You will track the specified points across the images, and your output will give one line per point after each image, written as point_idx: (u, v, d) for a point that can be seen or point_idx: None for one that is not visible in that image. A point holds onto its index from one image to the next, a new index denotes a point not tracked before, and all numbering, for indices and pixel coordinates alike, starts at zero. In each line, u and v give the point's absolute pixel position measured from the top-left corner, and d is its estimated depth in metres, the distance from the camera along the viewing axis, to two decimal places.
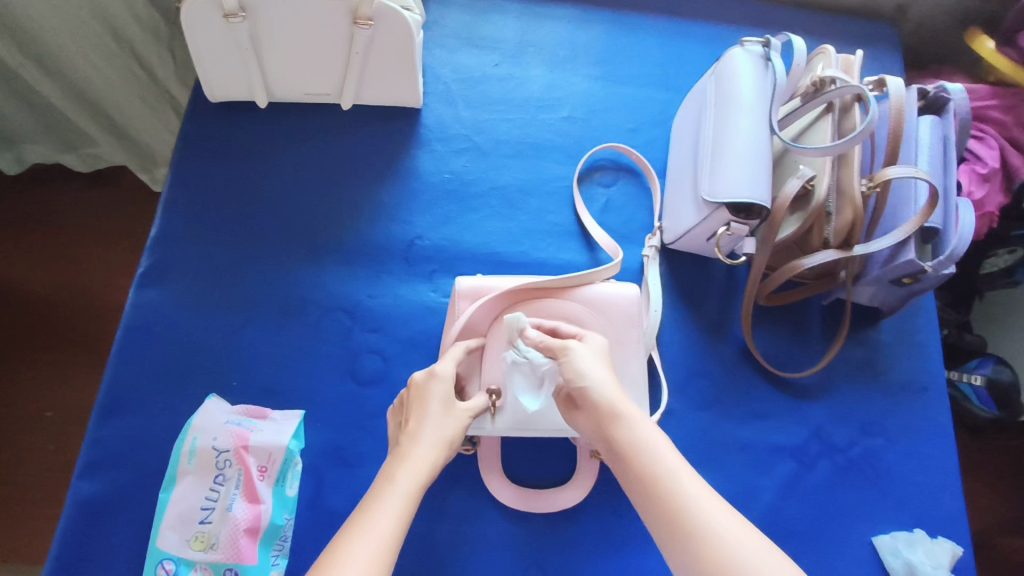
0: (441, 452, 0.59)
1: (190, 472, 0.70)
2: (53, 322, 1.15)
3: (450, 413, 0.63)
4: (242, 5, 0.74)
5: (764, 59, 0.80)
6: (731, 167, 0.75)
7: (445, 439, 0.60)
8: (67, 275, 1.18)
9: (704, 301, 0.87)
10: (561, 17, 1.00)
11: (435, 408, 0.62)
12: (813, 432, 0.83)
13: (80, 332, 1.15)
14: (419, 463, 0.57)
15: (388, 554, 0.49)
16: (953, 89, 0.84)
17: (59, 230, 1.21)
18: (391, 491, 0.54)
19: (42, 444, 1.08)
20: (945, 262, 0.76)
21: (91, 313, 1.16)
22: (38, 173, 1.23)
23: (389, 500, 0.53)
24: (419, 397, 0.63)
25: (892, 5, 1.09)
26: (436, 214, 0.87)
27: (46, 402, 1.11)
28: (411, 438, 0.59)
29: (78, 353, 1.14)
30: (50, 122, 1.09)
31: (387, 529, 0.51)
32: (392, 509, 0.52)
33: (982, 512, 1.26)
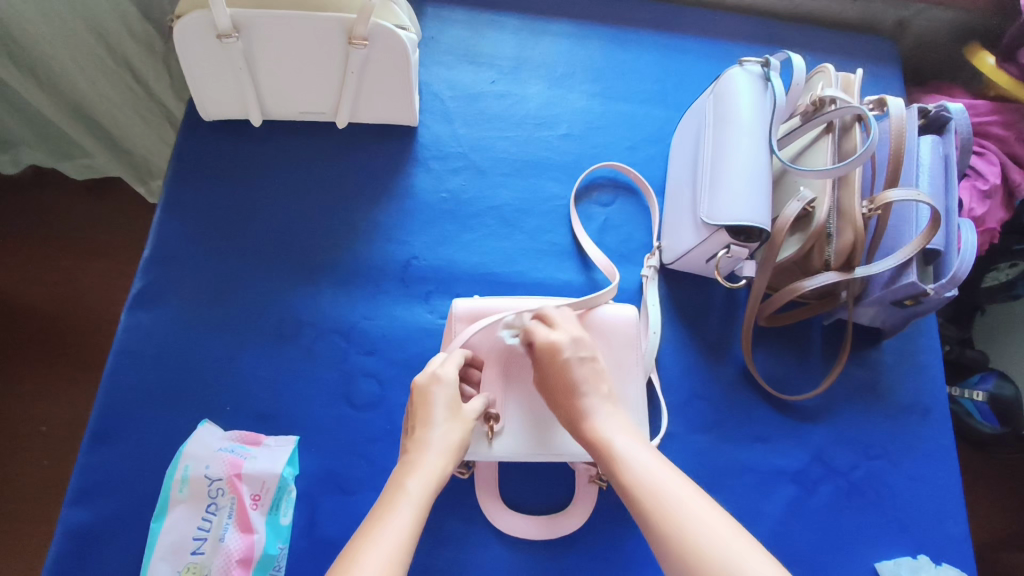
0: (450, 457, 0.60)
1: (183, 501, 0.68)
2: (46, 337, 1.14)
3: (456, 417, 0.63)
4: (236, 24, 0.73)
5: (763, 79, 0.79)
6: (730, 189, 0.74)
7: (455, 443, 0.61)
8: (59, 291, 1.17)
9: (704, 322, 0.86)
10: (559, 33, 0.99)
11: (441, 414, 0.62)
12: (815, 456, 0.82)
13: (74, 348, 1.14)
14: (428, 470, 0.57)
15: (404, 560, 0.49)
16: (954, 108, 0.83)
17: (53, 245, 1.20)
18: (403, 498, 0.54)
19: (36, 461, 1.07)
20: (948, 285, 0.75)
21: (85, 330, 1.15)
22: (30, 185, 1.22)
23: (400, 508, 0.53)
24: (423, 404, 0.63)
25: (891, 20, 1.08)
26: (433, 234, 0.86)
27: (40, 419, 1.09)
28: (420, 443, 0.60)
29: (72, 370, 1.13)
30: (45, 132, 1.08)
31: (401, 531, 0.51)
32: (405, 517, 0.52)
33: (985, 528, 1.25)
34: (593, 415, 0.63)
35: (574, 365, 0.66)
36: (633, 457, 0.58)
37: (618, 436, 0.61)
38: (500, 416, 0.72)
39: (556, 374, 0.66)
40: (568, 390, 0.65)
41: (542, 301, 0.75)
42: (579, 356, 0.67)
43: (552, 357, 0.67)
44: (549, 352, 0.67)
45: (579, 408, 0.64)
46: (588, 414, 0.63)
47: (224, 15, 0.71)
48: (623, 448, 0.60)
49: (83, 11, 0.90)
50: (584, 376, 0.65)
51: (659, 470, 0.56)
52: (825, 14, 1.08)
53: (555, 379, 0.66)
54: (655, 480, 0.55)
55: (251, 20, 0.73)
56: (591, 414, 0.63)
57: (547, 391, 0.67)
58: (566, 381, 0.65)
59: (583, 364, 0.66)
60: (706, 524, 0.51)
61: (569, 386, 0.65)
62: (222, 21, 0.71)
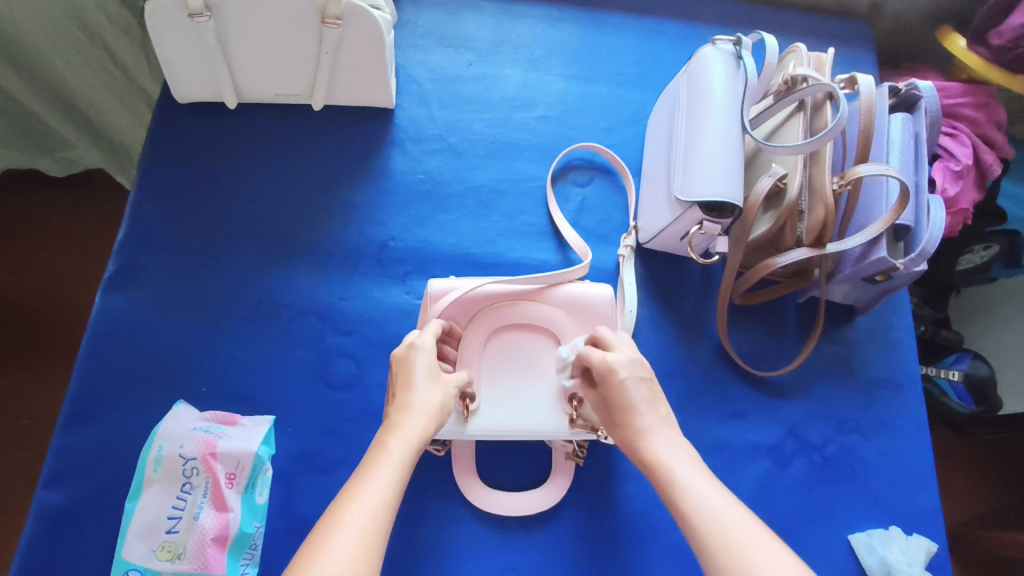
0: (432, 419, 0.59)
1: (157, 481, 0.67)
2: (27, 328, 1.13)
3: (436, 381, 0.63)
4: (207, 3, 0.72)
5: (736, 58, 0.79)
6: (704, 165, 0.74)
7: (436, 405, 0.60)
8: (38, 281, 1.16)
9: (680, 300, 0.87)
10: (536, 16, 0.99)
11: (421, 378, 0.62)
12: (789, 431, 0.83)
13: (54, 340, 1.13)
14: (411, 431, 0.57)
15: (385, 524, 0.49)
16: (924, 86, 0.83)
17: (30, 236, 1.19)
18: (384, 459, 0.54)
19: (14, 454, 1.06)
20: (917, 260, 0.76)
21: (62, 321, 1.14)
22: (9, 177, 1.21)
23: (380, 469, 0.53)
24: (403, 370, 0.62)
25: (865, 3, 1.10)
26: (410, 215, 0.86)
27: (17, 411, 1.08)
28: (403, 405, 0.59)
29: (48, 361, 1.12)
30: (23, 127, 1.07)
31: (382, 494, 0.51)
32: (386, 480, 0.52)
33: (959, 511, 1.33)
34: (650, 434, 0.59)
35: (630, 385, 0.61)
36: (694, 485, 0.54)
37: (679, 460, 0.57)
38: (475, 394, 0.72)
39: (613, 394, 0.62)
40: (623, 409, 0.61)
41: (516, 280, 0.75)
42: (637, 376, 0.62)
43: (607, 379, 0.62)
44: (606, 374, 0.62)
45: (637, 426, 0.60)
46: (644, 435, 0.59)
47: None
48: (682, 470, 0.56)
49: None
50: (641, 397, 0.61)
51: (722, 508, 0.52)
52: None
53: (613, 400, 0.62)
54: (717, 514, 0.51)
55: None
56: (647, 434, 0.59)
57: (606, 412, 0.63)
58: (622, 401, 0.61)
59: (641, 383, 0.61)
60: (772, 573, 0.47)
61: (623, 406, 0.61)
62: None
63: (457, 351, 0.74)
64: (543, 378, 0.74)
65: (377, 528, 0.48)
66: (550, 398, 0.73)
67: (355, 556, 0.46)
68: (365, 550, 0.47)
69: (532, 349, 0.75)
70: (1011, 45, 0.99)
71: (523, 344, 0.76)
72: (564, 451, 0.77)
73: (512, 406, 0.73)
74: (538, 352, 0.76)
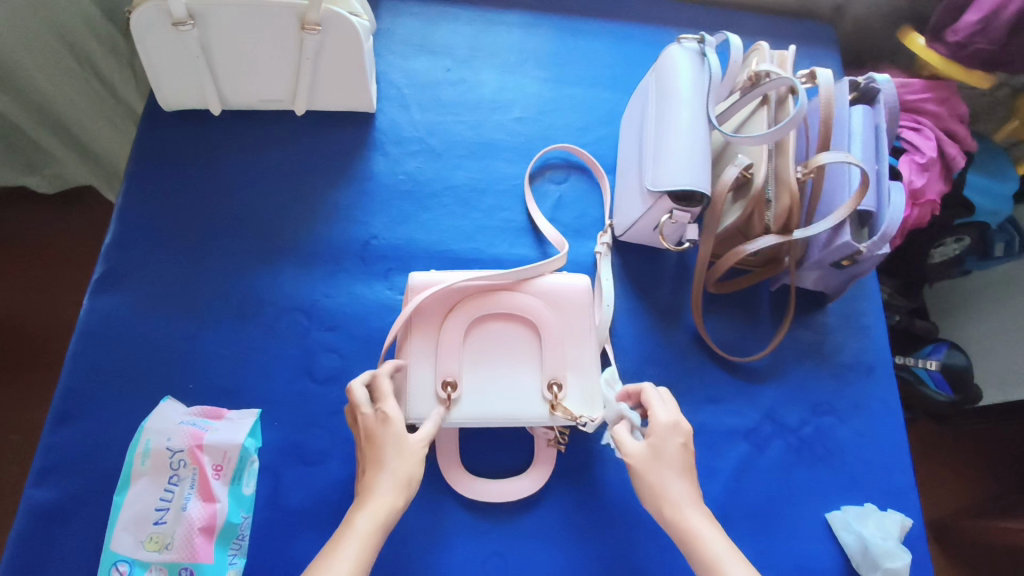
0: (401, 493, 0.59)
1: (145, 474, 0.68)
2: (22, 349, 1.21)
3: (404, 453, 0.61)
4: (191, 13, 0.75)
5: (700, 55, 0.83)
6: (671, 157, 0.77)
7: (403, 482, 0.60)
8: (30, 299, 1.25)
9: (656, 291, 0.89)
10: (511, 23, 1.03)
11: (388, 453, 0.61)
12: (765, 414, 0.85)
13: (45, 359, 1.21)
14: (378, 506, 0.57)
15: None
16: (881, 79, 0.86)
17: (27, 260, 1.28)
18: (350, 535, 0.55)
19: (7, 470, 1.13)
20: (880, 242, 0.78)
21: (47, 338, 1.23)
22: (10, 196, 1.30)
23: (345, 545, 0.54)
24: (374, 442, 0.62)
25: (829, 6, 1.14)
26: (391, 215, 0.89)
27: (7, 427, 1.16)
28: (372, 483, 0.59)
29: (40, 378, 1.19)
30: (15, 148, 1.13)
31: (346, 571, 0.53)
32: (353, 557, 0.54)
33: (947, 505, 1.36)
34: (686, 505, 0.61)
35: (678, 454, 0.64)
36: (731, 566, 0.57)
37: (715, 536, 0.59)
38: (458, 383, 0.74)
39: (659, 458, 0.63)
40: (663, 476, 0.63)
41: (494, 272, 0.76)
42: (682, 444, 0.65)
43: (661, 441, 0.64)
44: (660, 438, 0.64)
45: (673, 498, 0.61)
46: (683, 504, 0.61)
47: (178, 3, 0.73)
48: (721, 549, 0.58)
49: (48, 19, 0.94)
50: (680, 468, 0.63)
51: None
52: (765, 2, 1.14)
53: (657, 463, 0.63)
54: None
55: (205, 11, 0.75)
56: (683, 504, 0.61)
57: (640, 472, 0.63)
58: (665, 468, 0.63)
59: (684, 452, 0.64)
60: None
61: (658, 473, 0.63)
62: (176, 8, 0.74)
63: (437, 341, 0.75)
64: (523, 366, 0.76)
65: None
66: (530, 385, 0.75)
67: None
68: None
69: (512, 339, 0.77)
70: (967, 41, 1.03)
71: (503, 333, 0.77)
72: (547, 438, 0.79)
73: (493, 393, 0.74)
74: (519, 341, 0.77)
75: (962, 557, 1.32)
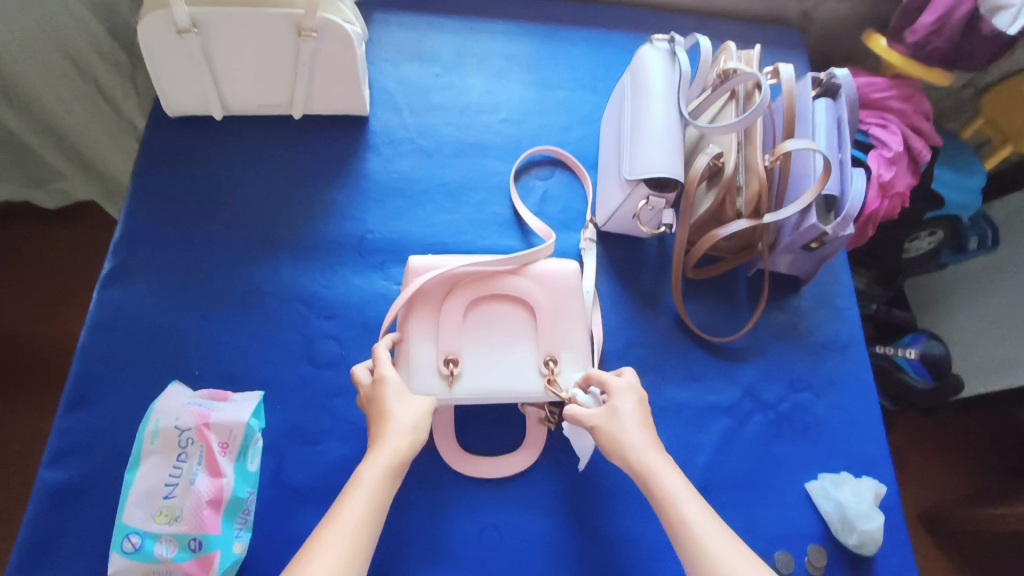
0: (410, 439, 0.65)
1: (155, 452, 0.72)
2: (26, 359, 1.24)
3: (407, 402, 0.68)
4: (194, 21, 0.81)
5: (670, 55, 0.89)
6: (646, 146, 0.83)
7: (409, 432, 0.65)
8: (37, 310, 1.29)
9: (639, 277, 0.94)
10: (496, 32, 1.09)
11: (392, 403, 0.67)
12: (745, 391, 0.90)
13: (48, 369, 1.24)
14: (386, 454, 0.63)
15: (361, 545, 0.56)
16: (842, 75, 0.91)
17: (32, 273, 1.32)
18: (360, 484, 0.60)
19: (10, 478, 1.15)
20: (844, 224, 0.83)
21: (51, 348, 1.26)
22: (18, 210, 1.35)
23: (358, 491, 0.60)
24: (375, 399, 0.68)
25: (796, 12, 1.21)
26: (385, 211, 0.94)
27: (11, 437, 1.18)
28: (383, 434, 0.65)
29: (44, 387, 1.22)
30: (24, 164, 1.20)
31: (360, 518, 0.58)
32: (364, 502, 0.59)
33: (937, 494, 1.40)
34: (644, 451, 0.67)
35: (634, 409, 0.70)
36: (684, 503, 0.63)
37: (671, 478, 0.65)
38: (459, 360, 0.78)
39: (617, 414, 0.70)
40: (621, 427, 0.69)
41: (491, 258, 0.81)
42: (636, 400, 0.72)
43: (618, 399, 0.71)
44: (618, 397, 0.71)
45: (636, 444, 0.68)
46: (640, 449, 0.67)
47: (183, 13, 0.79)
48: (676, 487, 0.64)
49: (58, 39, 0.99)
50: (637, 420, 0.70)
51: (709, 523, 0.62)
52: (736, 9, 1.20)
53: (615, 418, 0.70)
54: (704, 530, 0.61)
55: (208, 19, 0.81)
56: (643, 451, 0.67)
57: (601, 426, 0.70)
58: (622, 421, 0.69)
59: (640, 408, 0.71)
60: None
61: (620, 423, 0.69)
62: (181, 18, 0.79)
63: (438, 321, 0.78)
64: (518, 344, 0.80)
65: (354, 551, 0.56)
66: (526, 362, 0.79)
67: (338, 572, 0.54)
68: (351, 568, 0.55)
69: (508, 319, 0.81)
70: (925, 41, 1.09)
71: (500, 314, 0.81)
72: (538, 417, 0.83)
73: (491, 369, 0.78)
74: (515, 321, 0.81)
75: (955, 545, 1.35)
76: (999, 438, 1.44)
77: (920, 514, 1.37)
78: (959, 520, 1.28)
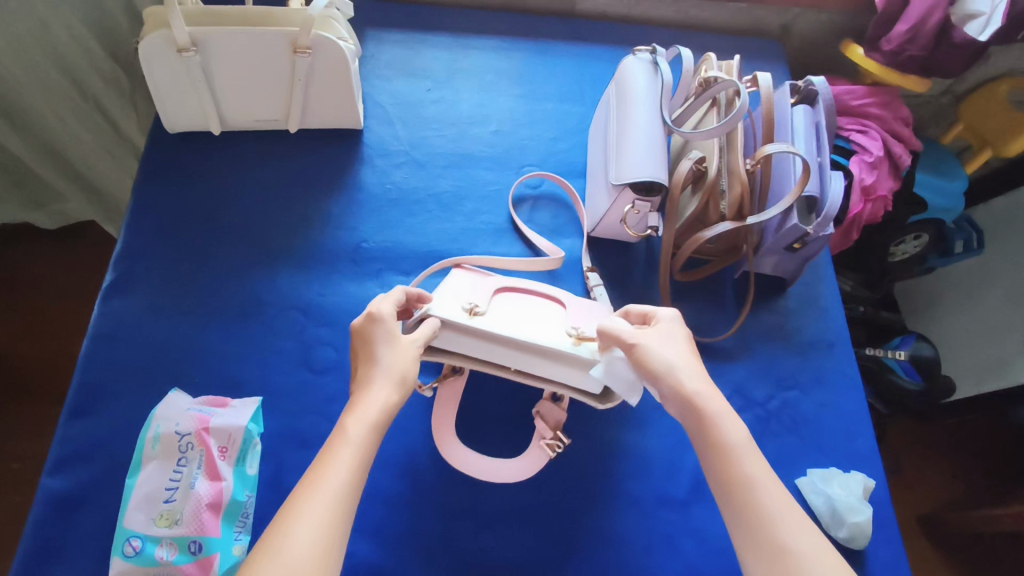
0: (395, 389, 0.61)
1: (155, 457, 0.73)
2: (25, 378, 1.25)
3: (398, 349, 0.64)
4: (193, 40, 0.84)
5: (653, 66, 0.92)
6: (631, 152, 0.85)
7: (395, 381, 0.62)
8: (37, 329, 1.30)
9: (629, 281, 0.96)
10: (485, 47, 1.13)
11: (382, 350, 0.63)
12: (734, 390, 0.91)
13: (48, 387, 1.25)
14: (369, 408, 0.59)
15: (345, 508, 0.53)
16: (818, 82, 0.94)
17: (32, 292, 1.33)
18: (342, 442, 0.57)
19: (9, 496, 1.15)
20: (824, 224, 0.86)
21: (51, 366, 1.27)
22: (20, 231, 1.38)
23: (340, 450, 0.56)
24: (366, 344, 0.64)
25: (776, 25, 1.25)
26: (379, 220, 0.96)
27: (10, 455, 1.18)
28: (367, 384, 0.61)
29: (43, 405, 1.23)
30: (22, 184, 1.22)
31: (345, 481, 0.54)
32: (345, 464, 0.55)
33: (933, 496, 1.40)
34: (695, 386, 0.62)
35: (684, 341, 0.67)
36: (740, 450, 0.59)
37: (724, 415, 0.61)
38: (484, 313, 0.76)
39: (667, 344, 0.66)
40: (671, 359, 0.64)
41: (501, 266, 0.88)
42: (685, 336, 0.68)
43: (667, 332, 0.67)
44: (667, 329, 0.67)
45: (679, 369, 0.63)
46: (691, 385, 0.62)
47: (182, 31, 0.82)
48: (730, 428, 0.60)
49: (59, 60, 1.02)
50: (685, 352, 0.65)
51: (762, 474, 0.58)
52: (718, 23, 1.25)
53: (665, 348, 0.65)
54: (758, 483, 0.57)
55: (206, 37, 0.84)
56: (694, 385, 0.62)
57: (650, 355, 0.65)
58: (674, 351, 0.65)
59: (688, 343, 0.67)
60: (806, 551, 0.53)
61: (666, 347, 0.65)
62: (180, 36, 0.82)
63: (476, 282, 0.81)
64: (545, 321, 0.78)
65: (337, 519, 0.52)
66: (554, 331, 0.76)
67: (317, 541, 0.50)
68: (326, 533, 0.51)
69: (538, 300, 0.81)
70: (900, 49, 1.12)
71: (529, 294, 0.81)
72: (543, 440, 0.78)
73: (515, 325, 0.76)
74: (544, 304, 0.81)
75: (953, 547, 1.35)
76: (994, 442, 1.46)
77: (919, 518, 1.37)
78: (955, 521, 1.28)
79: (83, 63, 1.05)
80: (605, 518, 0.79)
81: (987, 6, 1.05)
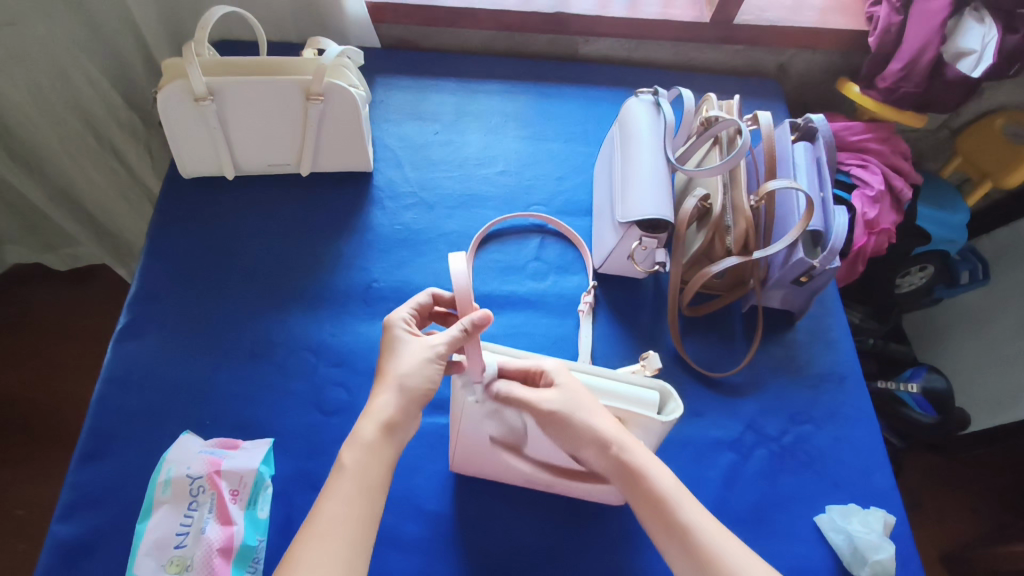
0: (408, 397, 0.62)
1: (166, 502, 0.72)
2: (31, 422, 1.25)
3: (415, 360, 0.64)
4: (210, 89, 0.87)
5: (655, 106, 0.95)
6: (636, 191, 0.87)
7: (414, 388, 0.63)
8: (45, 373, 1.31)
9: (638, 317, 0.97)
10: (492, 91, 1.17)
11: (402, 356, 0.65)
12: (747, 425, 0.90)
13: (54, 431, 1.25)
14: (381, 415, 0.61)
15: (358, 523, 0.56)
16: (817, 119, 0.96)
17: (42, 336, 1.35)
18: (342, 473, 0.58)
19: (13, 544, 1.13)
20: (830, 257, 0.87)
21: (59, 410, 1.27)
22: (32, 276, 1.40)
23: (342, 480, 0.58)
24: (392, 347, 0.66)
25: (773, 65, 1.29)
26: (390, 261, 0.97)
27: (16, 503, 1.17)
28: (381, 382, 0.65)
29: (50, 450, 1.23)
30: (39, 228, 1.26)
31: (345, 511, 0.56)
32: (346, 495, 0.57)
33: (954, 533, 1.36)
34: (619, 441, 0.63)
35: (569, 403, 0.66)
36: (679, 497, 0.61)
37: (652, 464, 0.63)
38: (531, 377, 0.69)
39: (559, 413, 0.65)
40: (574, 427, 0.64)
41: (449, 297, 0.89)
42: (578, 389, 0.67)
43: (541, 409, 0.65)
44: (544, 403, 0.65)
45: (601, 440, 0.63)
46: (618, 442, 0.63)
47: (200, 81, 0.85)
48: (663, 479, 0.62)
49: (77, 109, 1.06)
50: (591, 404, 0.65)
51: (704, 519, 0.60)
52: (717, 64, 1.29)
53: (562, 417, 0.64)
54: (706, 529, 0.59)
55: (223, 86, 0.87)
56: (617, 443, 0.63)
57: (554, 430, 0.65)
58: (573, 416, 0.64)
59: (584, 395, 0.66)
60: None
61: (580, 417, 0.64)
62: (198, 86, 0.85)
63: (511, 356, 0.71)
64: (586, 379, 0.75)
65: (362, 501, 0.57)
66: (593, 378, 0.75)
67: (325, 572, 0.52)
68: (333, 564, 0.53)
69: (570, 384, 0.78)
70: (895, 86, 1.14)
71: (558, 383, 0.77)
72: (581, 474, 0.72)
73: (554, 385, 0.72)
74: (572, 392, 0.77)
75: None
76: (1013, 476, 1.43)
77: (941, 557, 1.33)
78: (976, 559, 1.24)
79: (101, 112, 1.08)
80: (623, 561, 0.77)
81: (978, 44, 1.08)
